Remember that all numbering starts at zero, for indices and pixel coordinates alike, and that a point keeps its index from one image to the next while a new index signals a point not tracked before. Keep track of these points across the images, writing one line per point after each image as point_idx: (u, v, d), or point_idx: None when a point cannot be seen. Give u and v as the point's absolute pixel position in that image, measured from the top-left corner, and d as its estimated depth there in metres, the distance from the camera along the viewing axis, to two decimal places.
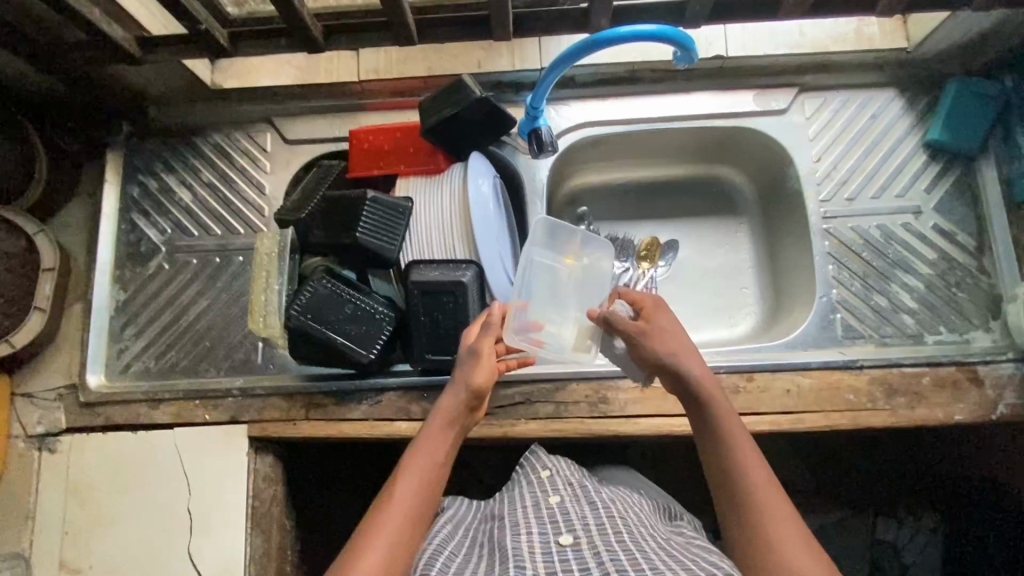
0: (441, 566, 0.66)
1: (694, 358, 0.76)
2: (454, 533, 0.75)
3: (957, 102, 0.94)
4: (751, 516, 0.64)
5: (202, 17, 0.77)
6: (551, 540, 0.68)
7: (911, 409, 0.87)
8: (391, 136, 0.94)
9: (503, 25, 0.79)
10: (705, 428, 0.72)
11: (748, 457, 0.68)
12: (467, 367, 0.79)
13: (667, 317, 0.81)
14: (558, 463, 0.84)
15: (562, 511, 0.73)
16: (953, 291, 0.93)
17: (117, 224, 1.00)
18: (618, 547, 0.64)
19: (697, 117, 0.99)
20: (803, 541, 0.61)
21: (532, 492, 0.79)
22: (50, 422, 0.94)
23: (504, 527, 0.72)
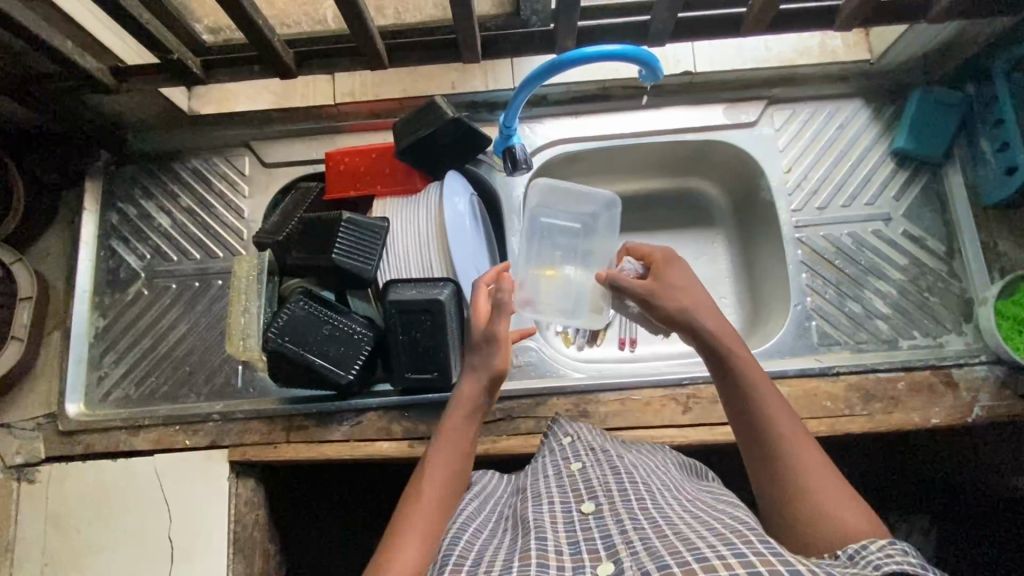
0: (465, 544, 0.60)
1: (709, 310, 0.77)
2: (480, 508, 0.69)
3: (921, 111, 0.97)
4: (788, 468, 0.63)
5: (173, 47, 0.78)
6: (573, 510, 0.62)
7: (888, 413, 0.88)
8: (371, 163, 0.95)
9: (471, 47, 0.81)
10: (732, 380, 0.70)
11: (776, 408, 0.67)
12: (485, 350, 0.77)
13: (678, 269, 0.83)
14: (581, 429, 0.79)
15: (585, 479, 0.67)
16: (925, 296, 0.95)
17: (96, 251, 1.00)
18: (641, 514, 0.58)
19: (668, 132, 1.01)
20: (838, 488, 0.61)
21: (553, 459, 0.73)
22: (29, 452, 0.93)
23: (525, 498, 0.67)
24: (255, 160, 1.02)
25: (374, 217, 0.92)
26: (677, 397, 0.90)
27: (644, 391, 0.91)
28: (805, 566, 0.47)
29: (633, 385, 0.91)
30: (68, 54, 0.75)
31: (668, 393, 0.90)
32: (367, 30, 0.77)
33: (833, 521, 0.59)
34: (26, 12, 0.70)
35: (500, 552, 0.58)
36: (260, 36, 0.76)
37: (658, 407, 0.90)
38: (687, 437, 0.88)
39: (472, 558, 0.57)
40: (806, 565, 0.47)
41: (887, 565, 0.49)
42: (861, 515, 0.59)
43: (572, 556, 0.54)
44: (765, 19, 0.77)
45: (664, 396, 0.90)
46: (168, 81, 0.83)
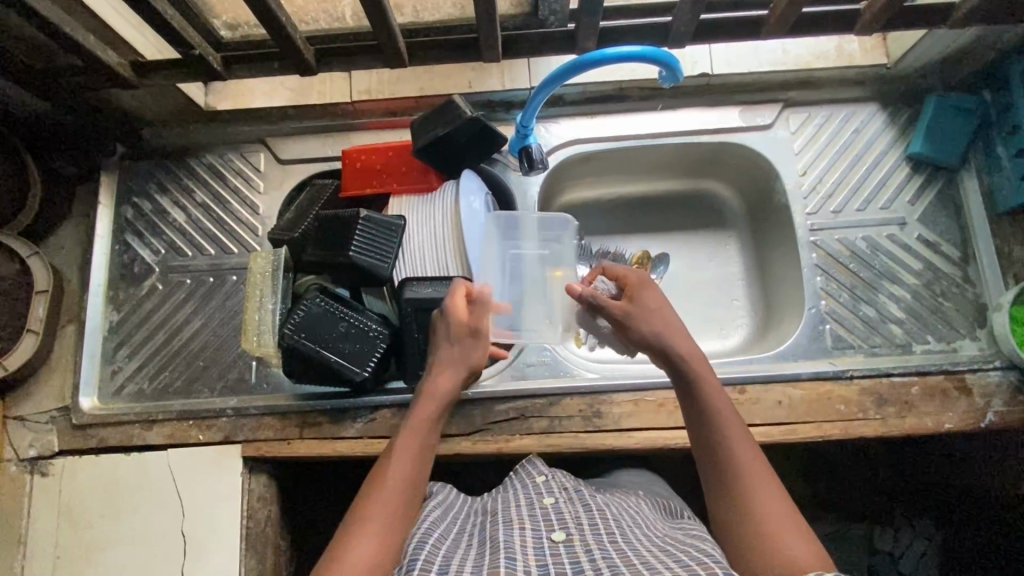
0: (430, 555, 0.62)
1: (679, 335, 0.78)
2: (443, 518, 0.73)
3: (937, 116, 0.97)
4: (738, 492, 0.65)
5: (195, 43, 0.78)
6: (544, 536, 0.64)
7: (901, 417, 0.88)
8: (387, 159, 0.95)
9: (492, 46, 0.81)
10: (691, 402, 0.73)
11: (734, 432, 0.69)
12: (465, 347, 0.81)
13: (651, 294, 0.83)
14: (554, 469, 0.79)
15: (556, 511, 0.69)
16: (939, 301, 0.95)
17: (111, 245, 1.01)
18: (610, 545, 0.61)
19: (684, 133, 1.01)
20: (787, 515, 0.63)
21: (525, 492, 0.74)
22: (43, 445, 0.93)
23: (495, 521, 0.69)
24: (270, 156, 1.02)
25: (391, 214, 0.92)
26: None
27: (658, 392, 0.91)
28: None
29: (647, 386, 0.91)
30: (90, 48, 0.75)
31: None
32: (390, 29, 0.77)
33: (778, 547, 0.60)
34: (48, 5, 0.70)
35: (468, 568, 0.60)
36: (282, 32, 0.76)
37: (671, 408, 0.90)
38: None
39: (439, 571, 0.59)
40: None
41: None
42: (805, 545, 0.60)
43: None
44: (787, 22, 0.77)
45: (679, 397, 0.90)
46: (188, 77, 0.83)
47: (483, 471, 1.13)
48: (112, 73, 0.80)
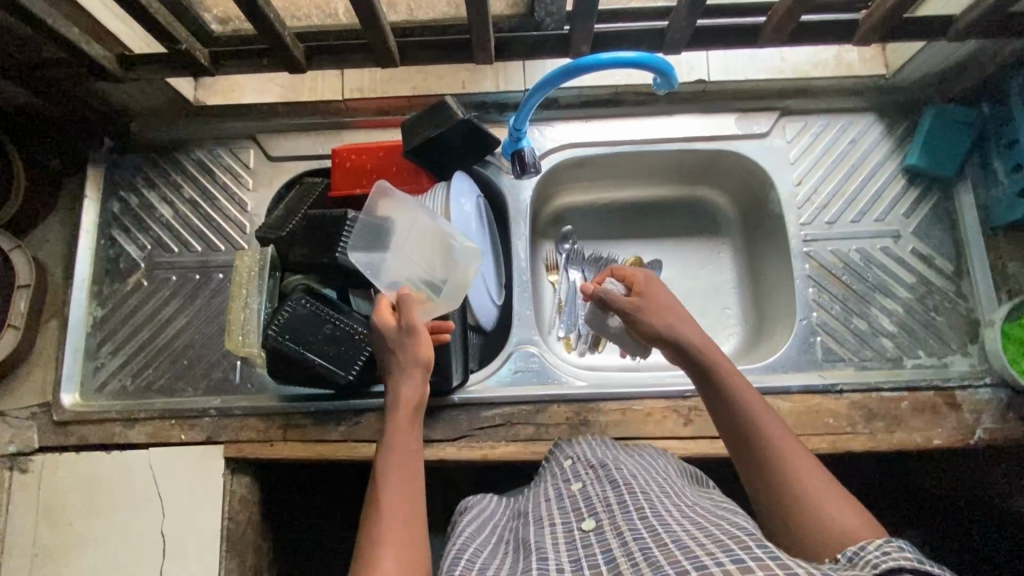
0: (468, 563, 0.64)
1: (688, 325, 0.79)
2: (480, 530, 0.73)
3: (934, 128, 0.96)
4: (781, 475, 0.65)
5: (183, 38, 0.77)
6: (575, 528, 0.65)
7: (890, 433, 0.87)
8: (377, 159, 0.94)
9: (484, 48, 0.80)
10: (713, 395, 0.74)
11: (763, 416, 0.70)
12: (411, 346, 0.76)
13: (659, 288, 0.85)
14: (581, 450, 0.78)
15: (584, 496, 0.69)
16: (931, 315, 0.94)
17: (97, 240, 0.99)
18: (641, 524, 0.60)
19: (679, 140, 1.00)
20: (831, 492, 0.63)
21: (554, 482, 0.75)
22: (22, 441, 0.92)
23: (528, 523, 0.69)
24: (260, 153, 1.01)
25: None
26: (679, 408, 0.89)
27: (646, 401, 0.90)
28: (802, 569, 0.48)
29: (635, 396, 0.90)
30: (74, 41, 0.73)
31: (669, 404, 0.89)
32: (381, 29, 0.76)
33: (832, 522, 0.61)
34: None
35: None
36: (270, 29, 0.75)
37: (659, 418, 0.89)
38: (688, 448, 0.87)
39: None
40: (803, 568, 0.49)
41: (887, 562, 0.51)
42: (854, 515, 0.61)
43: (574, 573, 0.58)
44: (785, 31, 0.76)
45: (667, 407, 0.89)
46: (176, 73, 0.81)
47: (469, 475, 1.13)
48: (98, 67, 0.78)
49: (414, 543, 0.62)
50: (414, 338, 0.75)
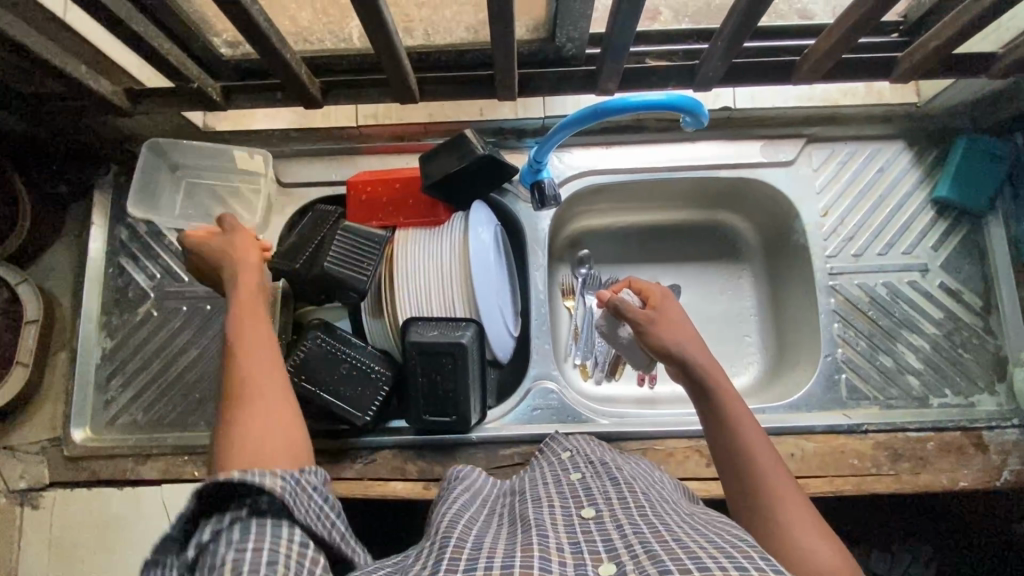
0: (464, 529, 0.59)
1: (700, 347, 0.76)
2: (472, 502, 0.68)
3: (966, 159, 0.93)
4: (766, 509, 0.62)
5: (194, 75, 0.74)
6: (573, 513, 0.59)
7: (915, 474, 0.86)
8: (395, 195, 0.91)
9: (508, 85, 0.78)
10: (713, 416, 0.70)
11: (759, 447, 0.66)
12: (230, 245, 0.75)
13: (674, 306, 0.82)
14: (580, 444, 0.77)
15: (585, 487, 0.65)
16: (958, 352, 0.92)
17: (104, 269, 0.97)
18: (641, 519, 0.55)
19: (700, 167, 0.97)
20: (819, 531, 0.59)
21: (552, 469, 0.71)
22: (33, 477, 0.90)
23: (524, 501, 0.65)
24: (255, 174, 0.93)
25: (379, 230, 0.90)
26: (701, 448, 0.88)
27: (669, 441, 0.89)
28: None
29: (657, 435, 0.89)
30: (80, 78, 0.71)
31: (692, 444, 0.88)
32: (402, 67, 0.74)
33: (810, 559, 0.57)
34: (40, 39, 0.66)
35: (500, 543, 0.55)
36: (283, 65, 0.72)
37: (681, 458, 0.87)
38: (711, 490, 0.86)
39: (471, 543, 0.54)
40: None
41: None
42: (831, 549, 0.57)
43: (573, 554, 0.51)
44: (821, 69, 0.73)
45: (689, 447, 0.88)
46: (184, 106, 0.78)
47: None
48: (106, 103, 0.76)
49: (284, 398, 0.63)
50: (240, 231, 0.76)
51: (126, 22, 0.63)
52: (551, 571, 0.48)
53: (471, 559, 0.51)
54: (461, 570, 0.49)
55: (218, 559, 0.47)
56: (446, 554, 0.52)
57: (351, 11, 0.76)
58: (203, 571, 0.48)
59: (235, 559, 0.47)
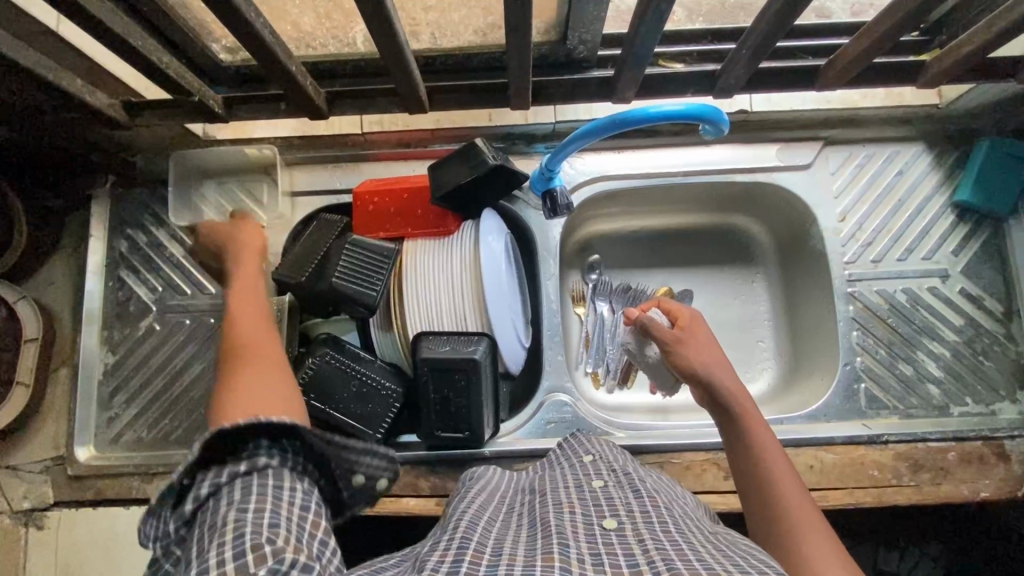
0: (483, 529, 0.57)
1: (726, 371, 0.75)
2: (489, 499, 0.66)
3: (989, 162, 0.91)
4: (785, 525, 0.61)
5: (194, 87, 0.71)
6: (593, 521, 0.56)
7: (936, 485, 0.84)
8: (410, 208, 0.88)
9: (522, 94, 0.75)
10: (738, 440, 0.69)
11: (779, 466, 0.66)
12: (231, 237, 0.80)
13: (703, 329, 0.81)
14: (602, 449, 0.75)
15: (606, 495, 0.62)
16: (979, 359, 0.91)
17: (104, 282, 0.94)
18: (664, 537, 0.53)
19: (715, 172, 0.95)
20: (841, 565, 0.57)
21: (572, 472, 0.69)
22: (37, 496, 0.88)
23: (545, 503, 0.62)
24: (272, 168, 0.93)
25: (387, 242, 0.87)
26: (719, 461, 0.86)
27: (686, 454, 0.87)
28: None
29: (673, 448, 0.87)
30: (76, 93, 0.68)
31: (710, 457, 0.87)
32: (411, 77, 0.72)
33: None
34: (34, 54, 0.63)
35: (520, 548, 0.52)
36: (287, 77, 0.69)
37: (699, 471, 0.86)
38: (730, 504, 0.84)
39: (491, 548, 0.52)
40: None
41: None
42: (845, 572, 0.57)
43: (595, 565, 0.49)
44: (846, 75, 0.71)
45: (707, 460, 0.87)
46: (182, 119, 0.76)
47: None
48: (104, 117, 0.73)
49: (277, 364, 0.64)
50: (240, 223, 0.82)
51: (124, 37, 0.60)
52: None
53: (491, 566, 0.49)
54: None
55: (219, 516, 0.47)
56: (465, 559, 0.50)
57: (356, 14, 0.74)
58: (200, 523, 0.49)
59: (236, 518, 0.47)
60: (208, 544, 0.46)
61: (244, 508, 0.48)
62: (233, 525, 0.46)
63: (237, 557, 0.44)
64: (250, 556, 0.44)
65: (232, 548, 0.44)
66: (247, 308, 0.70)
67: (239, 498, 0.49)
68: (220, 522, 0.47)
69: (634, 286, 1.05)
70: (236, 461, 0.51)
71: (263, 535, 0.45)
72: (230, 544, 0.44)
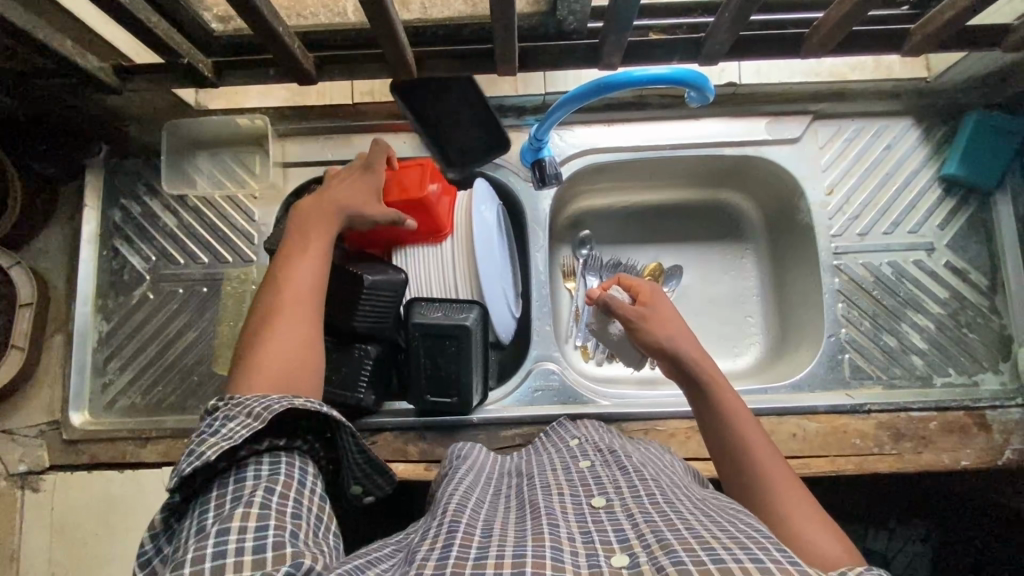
0: (471, 511, 0.58)
1: (689, 340, 0.75)
2: (477, 482, 0.67)
3: (976, 137, 0.91)
4: (767, 500, 0.61)
5: (184, 51, 0.72)
6: (583, 502, 0.58)
7: (917, 453, 0.85)
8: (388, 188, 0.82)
9: (508, 59, 0.75)
10: (708, 414, 0.70)
11: (755, 438, 0.66)
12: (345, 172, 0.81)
13: (665, 302, 0.81)
14: (588, 430, 0.76)
15: (594, 476, 0.63)
16: (963, 332, 0.91)
17: (98, 251, 0.95)
18: (653, 508, 0.54)
19: (705, 144, 0.95)
20: (819, 520, 0.58)
21: (560, 456, 0.70)
22: (33, 460, 0.90)
23: (533, 486, 0.63)
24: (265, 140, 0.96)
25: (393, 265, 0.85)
26: None
27: (670, 421, 0.88)
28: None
29: (658, 415, 0.88)
30: (67, 54, 0.69)
31: (693, 424, 0.88)
32: (397, 41, 0.72)
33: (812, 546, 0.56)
34: (22, 12, 0.64)
35: (511, 531, 0.53)
36: (276, 42, 0.70)
37: (683, 438, 0.87)
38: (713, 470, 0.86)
39: (481, 532, 0.53)
40: None
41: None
42: (834, 540, 0.56)
43: (584, 543, 0.50)
44: (829, 42, 0.71)
45: (690, 427, 0.88)
46: (173, 84, 0.77)
47: None
48: (93, 80, 0.74)
49: (304, 336, 0.65)
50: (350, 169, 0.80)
51: None
52: (564, 562, 0.46)
53: (482, 549, 0.49)
54: (471, 559, 0.47)
55: (246, 490, 0.52)
56: (457, 542, 0.51)
57: None
58: (224, 487, 0.52)
59: (263, 501, 0.51)
60: (231, 508, 0.50)
61: (271, 489, 0.52)
62: (258, 506, 0.50)
63: (256, 544, 0.47)
64: (270, 552, 0.47)
65: (253, 538, 0.48)
66: (304, 255, 0.71)
67: (267, 473, 0.53)
68: (247, 501, 0.50)
69: (623, 261, 1.06)
70: (265, 455, 0.55)
71: (285, 530, 0.49)
72: (252, 535, 0.48)
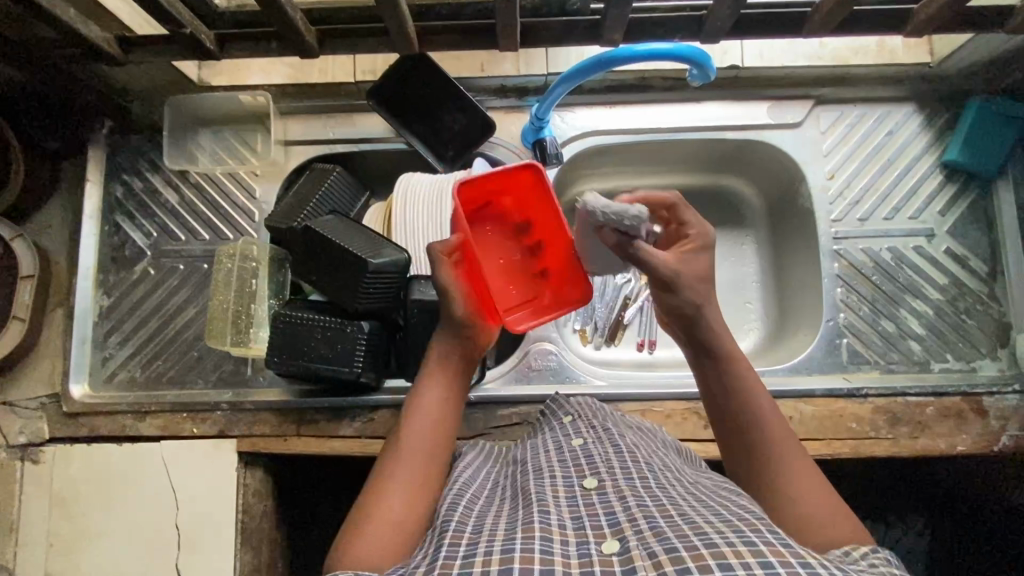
0: (465, 508, 0.58)
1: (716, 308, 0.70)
2: (475, 475, 0.67)
3: (979, 122, 0.91)
4: (773, 478, 0.61)
5: (187, 21, 0.72)
6: (575, 485, 0.58)
7: (913, 438, 0.85)
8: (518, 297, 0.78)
9: (509, 34, 0.75)
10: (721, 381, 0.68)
11: (765, 411, 0.65)
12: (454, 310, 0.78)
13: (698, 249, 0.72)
14: (582, 407, 0.75)
15: (586, 453, 0.63)
16: (962, 317, 0.91)
17: (100, 226, 0.95)
18: (644, 492, 0.54)
19: (707, 127, 0.95)
20: (824, 494, 0.59)
21: (553, 434, 0.70)
22: (33, 432, 0.91)
23: (526, 473, 0.63)
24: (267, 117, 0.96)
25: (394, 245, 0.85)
26: (699, 410, 0.88)
27: (667, 402, 0.89)
28: (813, 560, 0.44)
29: (654, 397, 0.89)
30: (70, 22, 0.69)
31: (690, 406, 0.88)
32: (400, 14, 0.72)
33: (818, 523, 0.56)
34: None
35: (501, 524, 0.53)
36: (279, 13, 0.70)
37: (680, 419, 0.87)
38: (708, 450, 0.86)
39: (472, 527, 0.52)
40: (815, 558, 0.44)
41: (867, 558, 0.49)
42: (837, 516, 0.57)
43: (576, 531, 0.50)
44: (833, 21, 0.71)
45: (687, 409, 0.88)
46: (176, 55, 0.77)
47: None
48: (98, 50, 0.75)
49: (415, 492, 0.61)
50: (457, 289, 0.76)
51: None
52: (554, 554, 0.47)
53: (473, 544, 0.49)
54: (459, 559, 0.47)
55: None
56: (447, 542, 0.50)
57: None
58: None
59: None
60: None
61: None
62: None
63: None
64: None
65: None
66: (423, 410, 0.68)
67: None
68: None
69: None
70: None
71: None
72: None
